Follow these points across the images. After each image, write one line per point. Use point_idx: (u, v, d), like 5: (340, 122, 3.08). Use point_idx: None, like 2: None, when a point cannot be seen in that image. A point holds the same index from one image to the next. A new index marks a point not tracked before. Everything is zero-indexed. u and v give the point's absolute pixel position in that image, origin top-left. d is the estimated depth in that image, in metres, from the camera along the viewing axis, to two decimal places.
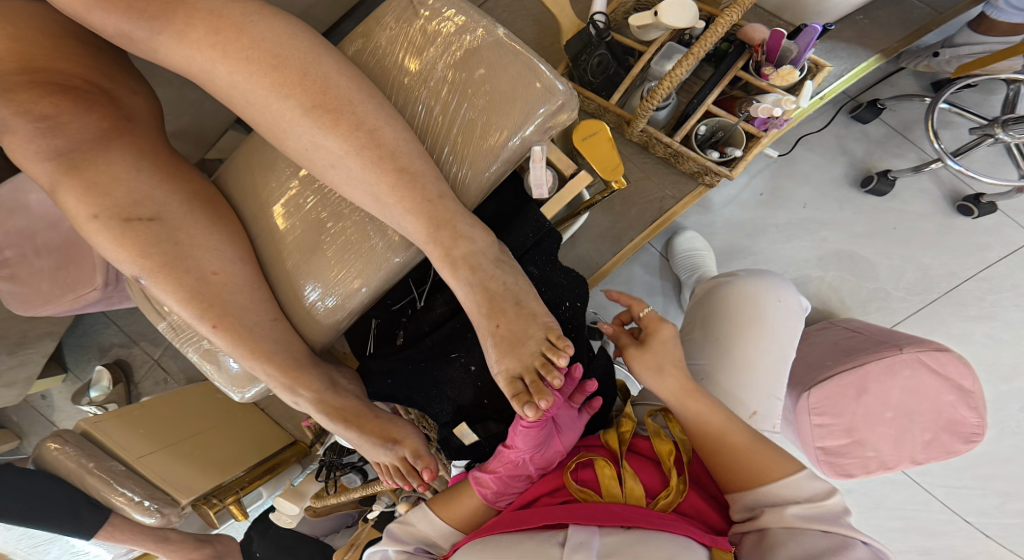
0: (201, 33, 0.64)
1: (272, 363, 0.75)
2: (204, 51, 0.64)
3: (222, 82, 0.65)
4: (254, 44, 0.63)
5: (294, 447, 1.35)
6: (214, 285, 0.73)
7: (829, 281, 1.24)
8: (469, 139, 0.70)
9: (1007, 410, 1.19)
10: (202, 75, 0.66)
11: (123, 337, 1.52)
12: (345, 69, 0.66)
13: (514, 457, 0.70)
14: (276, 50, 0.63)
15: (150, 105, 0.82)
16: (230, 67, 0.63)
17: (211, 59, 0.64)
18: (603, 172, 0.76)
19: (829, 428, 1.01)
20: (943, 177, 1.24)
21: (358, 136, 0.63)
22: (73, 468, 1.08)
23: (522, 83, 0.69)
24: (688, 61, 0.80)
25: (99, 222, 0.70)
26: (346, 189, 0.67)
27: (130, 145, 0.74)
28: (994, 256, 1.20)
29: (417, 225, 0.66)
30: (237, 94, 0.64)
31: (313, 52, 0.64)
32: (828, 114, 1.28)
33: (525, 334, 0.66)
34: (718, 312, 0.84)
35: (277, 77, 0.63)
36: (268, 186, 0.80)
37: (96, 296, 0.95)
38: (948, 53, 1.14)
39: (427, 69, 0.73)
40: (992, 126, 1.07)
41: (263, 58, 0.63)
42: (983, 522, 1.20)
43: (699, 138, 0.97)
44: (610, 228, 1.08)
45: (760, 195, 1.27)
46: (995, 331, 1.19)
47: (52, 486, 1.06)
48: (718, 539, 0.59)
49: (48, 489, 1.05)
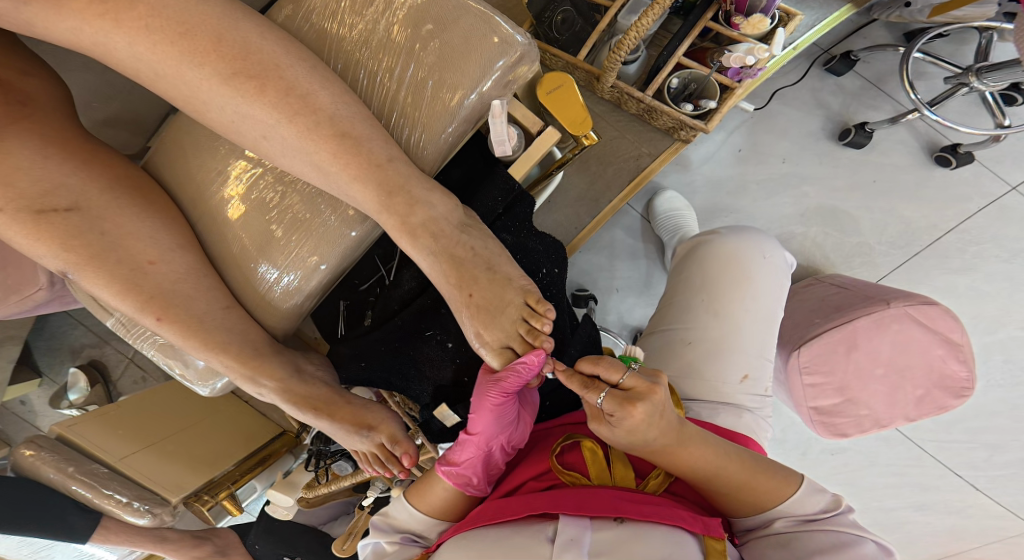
0: (86, 3, 0.56)
1: (230, 353, 0.71)
2: (93, 22, 0.56)
3: (124, 54, 0.58)
4: (153, 11, 0.56)
5: (282, 437, 1.29)
6: (152, 276, 0.68)
7: (812, 237, 1.21)
8: (419, 100, 0.65)
9: (991, 362, 1.17)
10: (96, 48, 0.58)
11: (93, 338, 1.47)
12: (269, 32, 0.59)
13: (478, 443, 0.67)
14: (181, 16, 0.56)
15: (61, 89, 0.75)
16: (128, 37, 0.56)
17: (104, 29, 0.56)
18: (572, 127, 0.72)
19: (821, 387, 0.99)
20: (920, 127, 1.20)
21: (289, 102, 0.58)
22: (53, 474, 1.05)
23: (476, 35, 0.64)
24: (653, 11, 0.72)
25: (6, 216, 0.64)
26: (284, 161, 0.61)
27: (31, 132, 0.66)
28: (972, 208, 1.17)
29: (366, 193, 0.61)
30: (143, 67, 0.58)
31: (228, 17, 0.58)
32: (802, 68, 1.23)
33: (502, 301, 0.63)
34: (701, 272, 0.81)
35: (186, 45, 0.56)
36: (206, 166, 0.74)
37: (45, 296, 0.91)
38: (920, 1, 1.05)
39: (370, 29, 0.67)
40: (967, 75, 1.04)
41: (166, 25, 0.56)
42: (973, 475, 1.21)
43: (672, 91, 0.92)
44: (587, 190, 1.04)
45: (737, 151, 1.23)
46: (977, 283, 1.16)
47: (41, 491, 1.03)
48: (712, 527, 0.58)
49: (32, 495, 1.02)
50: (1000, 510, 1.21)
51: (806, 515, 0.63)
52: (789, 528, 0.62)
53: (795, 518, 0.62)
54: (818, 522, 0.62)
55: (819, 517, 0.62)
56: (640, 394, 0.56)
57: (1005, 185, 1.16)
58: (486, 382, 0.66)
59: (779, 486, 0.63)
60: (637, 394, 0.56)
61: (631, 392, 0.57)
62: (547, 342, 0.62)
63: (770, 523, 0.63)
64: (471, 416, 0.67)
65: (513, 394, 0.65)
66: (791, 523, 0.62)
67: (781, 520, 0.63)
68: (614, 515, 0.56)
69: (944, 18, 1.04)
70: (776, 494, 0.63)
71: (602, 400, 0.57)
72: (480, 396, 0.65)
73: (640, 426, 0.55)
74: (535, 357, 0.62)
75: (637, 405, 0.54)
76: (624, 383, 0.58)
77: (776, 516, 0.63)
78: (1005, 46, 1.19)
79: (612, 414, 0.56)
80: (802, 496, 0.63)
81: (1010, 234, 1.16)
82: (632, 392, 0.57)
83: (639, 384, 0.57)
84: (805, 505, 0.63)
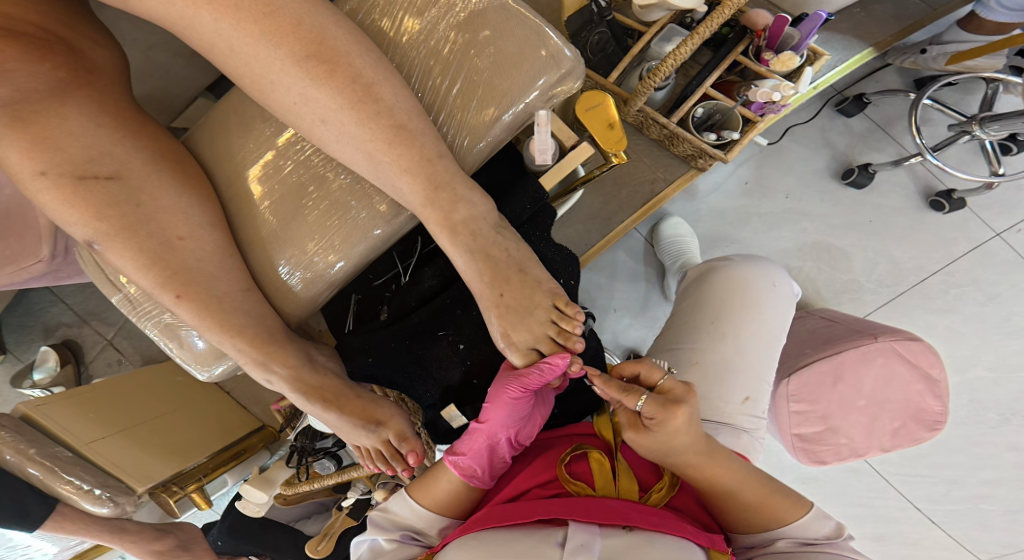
0: None
1: (244, 337, 0.70)
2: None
3: (205, 30, 0.58)
4: None
5: (262, 432, 1.31)
6: (180, 251, 0.68)
7: (805, 270, 1.26)
8: (467, 105, 0.67)
9: (959, 400, 1.24)
10: (180, 22, 0.58)
11: (73, 317, 1.41)
12: (344, 20, 0.61)
13: (488, 433, 0.68)
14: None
15: (114, 59, 0.75)
16: (216, 13, 0.57)
17: (194, 5, 0.56)
18: (604, 145, 0.75)
19: (805, 415, 1.03)
20: (919, 171, 1.27)
21: (353, 90, 0.59)
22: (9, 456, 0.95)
23: (528, 47, 0.66)
24: (692, 41, 0.79)
25: (47, 179, 0.64)
26: (336, 147, 0.62)
27: (91, 99, 0.67)
28: (959, 251, 1.24)
29: (414, 186, 0.63)
30: (221, 43, 0.58)
31: (308, 3, 0.58)
32: (815, 107, 1.30)
33: (532, 303, 0.65)
34: (712, 295, 0.84)
35: (268, 25, 0.57)
36: (243, 147, 0.75)
37: (42, 269, 0.87)
38: (936, 50, 1.15)
39: (428, 29, 0.69)
40: (971, 124, 1.11)
41: (253, 3, 0.57)
42: (931, 509, 1.26)
43: (696, 120, 0.96)
44: (601, 208, 1.07)
45: (743, 182, 1.29)
46: (955, 324, 1.23)
47: None
48: (716, 541, 0.59)
49: None
50: (954, 545, 1.26)
51: (808, 538, 0.65)
52: (791, 549, 0.64)
53: (797, 540, 0.64)
54: (820, 545, 0.64)
55: (821, 541, 0.65)
56: (680, 397, 0.60)
57: (990, 231, 1.24)
58: (506, 376, 0.67)
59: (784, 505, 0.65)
60: (676, 397, 0.60)
61: (671, 393, 0.60)
62: (578, 344, 0.65)
63: (772, 543, 0.65)
64: (485, 406, 0.68)
65: (531, 391, 0.66)
66: (793, 544, 0.65)
67: (784, 541, 0.65)
68: (623, 522, 0.57)
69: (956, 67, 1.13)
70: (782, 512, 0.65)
71: (642, 404, 0.59)
72: (498, 388, 0.66)
73: (683, 427, 0.57)
74: (561, 359, 0.65)
75: (680, 407, 0.58)
76: (661, 385, 0.61)
77: (780, 537, 0.65)
78: (1008, 97, 1.27)
79: (654, 418, 0.58)
80: (810, 520, 0.65)
81: (988, 279, 1.23)
82: (672, 395, 0.60)
83: (678, 387, 0.61)
84: (810, 530, 0.65)
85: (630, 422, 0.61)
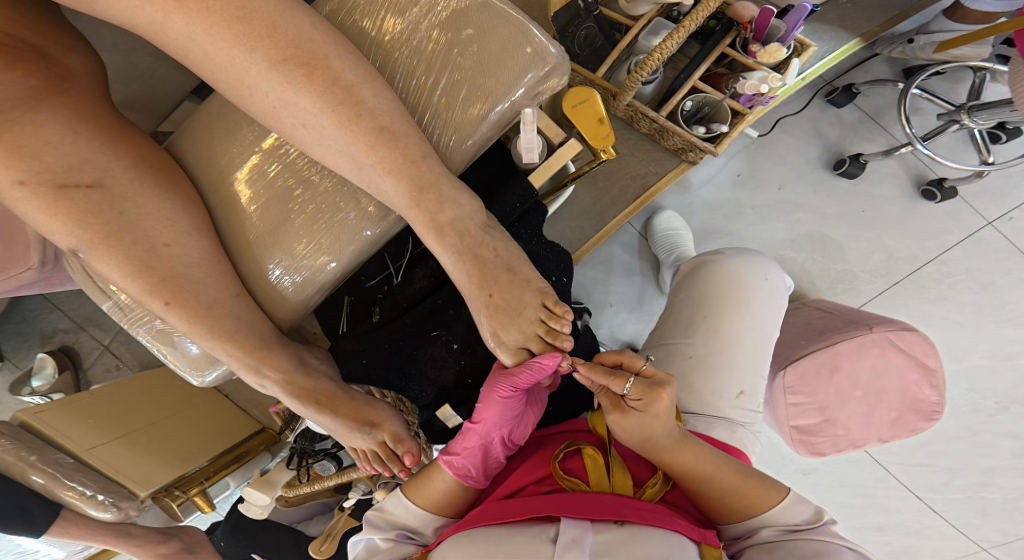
0: None
1: (234, 342, 0.70)
2: (155, 0, 0.56)
3: (178, 35, 0.57)
4: None
5: (262, 434, 1.30)
6: (166, 258, 0.67)
7: (800, 262, 1.26)
8: (452, 105, 0.67)
9: (956, 390, 1.24)
10: (152, 27, 0.58)
11: (68, 323, 1.41)
12: (320, 23, 0.60)
13: (480, 433, 0.68)
14: (242, 1, 0.57)
15: (92, 65, 0.75)
16: (187, 18, 0.56)
17: (163, 9, 0.56)
18: (593, 141, 0.75)
19: (802, 407, 1.03)
20: (911, 161, 1.27)
21: (333, 93, 0.59)
22: (12, 464, 0.95)
23: (511, 45, 0.66)
24: (679, 34, 0.79)
25: (27, 188, 0.63)
26: (318, 150, 0.62)
27: (70, 106, 0.67)
28: (952, 240, 1.24)
29: (399, 188, 0.62)
30: (195, 48, 0.58)
31: (283, 6, 0.58)
32: (805, 98, 1.29)
33: (521, 303, 0.65)
34: (704, 289, 0.84)
35: (242, 29, 0.57)
36: (229, 151, 0.75)
37: (32, 277, 0.87)
38: (923, 40, 1.15)
39: (410, 29, 0.68)
40: (959, 113, 1.11)
41: (226, 8, 0.56)
42: (932, 498, 1.26)
43: (685, 113, 0.95)
44: (592, 204, 1.07)
45: (736, 175, 1.28)
46: (950, 314, 1.23)
47: None
48: (708, 536, 0.59)
49: None
50: (955, 533, 1.26)
51: (792, 524, 0.64)
52: (775, 537, 0.64)
53: (782, 528, 0.64)
54: (803, 532, 0.64)
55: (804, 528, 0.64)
56: (662, 380, 0.61)
57: (982, 220, 1.24)
58: (498, 376, 0.67)
59: (765, 494, 0.65)
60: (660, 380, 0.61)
61: (653, 377, 0.61)
62: (567, 342, 0.64)
63: (757, 532, 0.65)
64: (477, 405, 0.68)
65: (521, 390, 0.66)
66: (779, 532, 0.64)
67: (769, 529, 0.65)
68: (614, 517, 0.57)
69: (944, 56, 1.12)
70: (774, 502, 0.65)
71: (629, 387, 0.60)
72: (489, 388, 0.66)
73: (667, 409, 0.58)
74: (551, 359, 0.64)
75: (665, 388, 0.59)
76: (645, 369, 0.62)
77: (763, 525, 0.65)
78: (995, 86, 1.27)
79: (639, 399, 0.59)
80: (789, 507, 0.65)
81: (982, 267, 1.23)
82: (654, 379, 0.61)
83: (657, 373, 0.62)
84: (793, 516, 0.65)
85: (613, 405, 0.61)
